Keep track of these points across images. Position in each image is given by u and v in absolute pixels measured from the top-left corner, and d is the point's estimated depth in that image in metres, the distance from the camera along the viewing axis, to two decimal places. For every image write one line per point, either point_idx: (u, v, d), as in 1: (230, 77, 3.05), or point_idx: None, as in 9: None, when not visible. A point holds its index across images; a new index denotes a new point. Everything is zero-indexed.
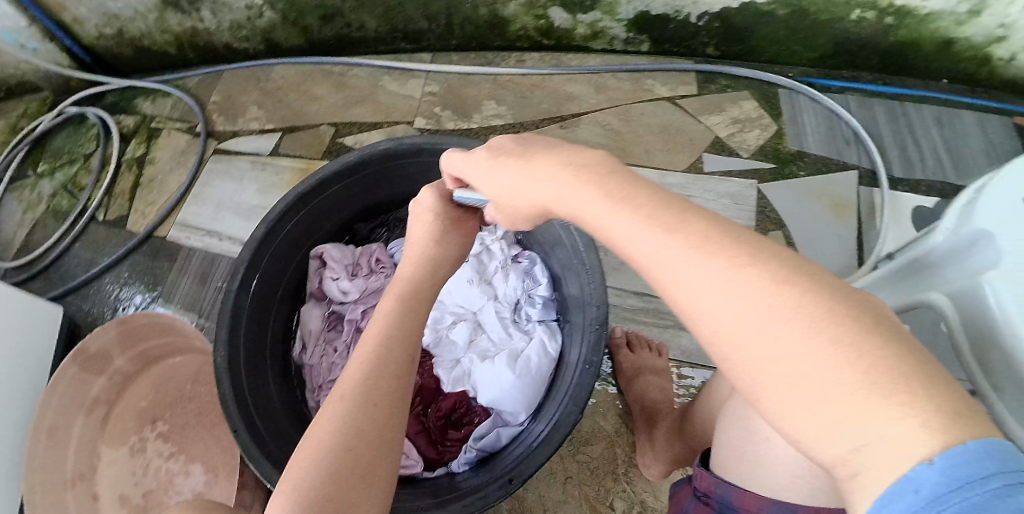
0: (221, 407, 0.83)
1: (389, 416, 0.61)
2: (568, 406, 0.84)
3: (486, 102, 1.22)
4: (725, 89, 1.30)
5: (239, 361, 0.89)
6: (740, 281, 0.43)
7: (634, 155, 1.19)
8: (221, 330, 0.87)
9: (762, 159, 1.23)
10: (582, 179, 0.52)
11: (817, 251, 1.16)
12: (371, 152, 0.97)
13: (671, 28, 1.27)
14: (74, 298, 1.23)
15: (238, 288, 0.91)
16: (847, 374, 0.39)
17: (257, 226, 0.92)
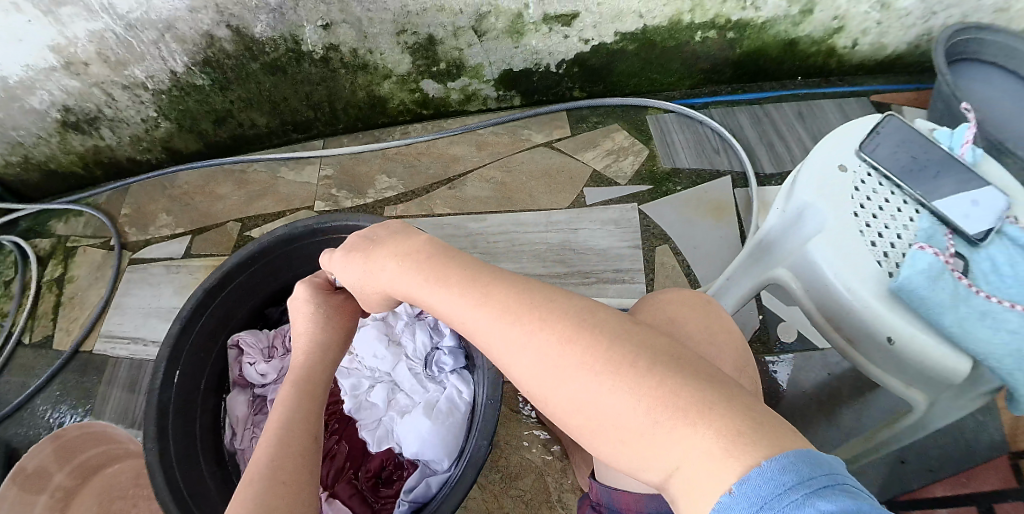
0: (156, 501, 0.88)
1: (295, 493, 0.67)
2: (478, 442, 0.94)
3: (379, 177, 1.32)
4: (596, 126, 1.44)
5: (170, 454, 0.94)
6: (560, 353, 0.57)
7: (516, 201, 1.29)
8: (147, 428, 0.93)
9: (639, 183, 1.37)
10: (421, 271, 0.66)
11: (702, 257, 1.29)
12: (269, 241, 1.07)
13: (535, 81, 1.41)
14: (10, 423, 1.25)
15: (161, 387, 0.96)
16: (644, 414, 0.53)
17: (170, 325, 0.99)
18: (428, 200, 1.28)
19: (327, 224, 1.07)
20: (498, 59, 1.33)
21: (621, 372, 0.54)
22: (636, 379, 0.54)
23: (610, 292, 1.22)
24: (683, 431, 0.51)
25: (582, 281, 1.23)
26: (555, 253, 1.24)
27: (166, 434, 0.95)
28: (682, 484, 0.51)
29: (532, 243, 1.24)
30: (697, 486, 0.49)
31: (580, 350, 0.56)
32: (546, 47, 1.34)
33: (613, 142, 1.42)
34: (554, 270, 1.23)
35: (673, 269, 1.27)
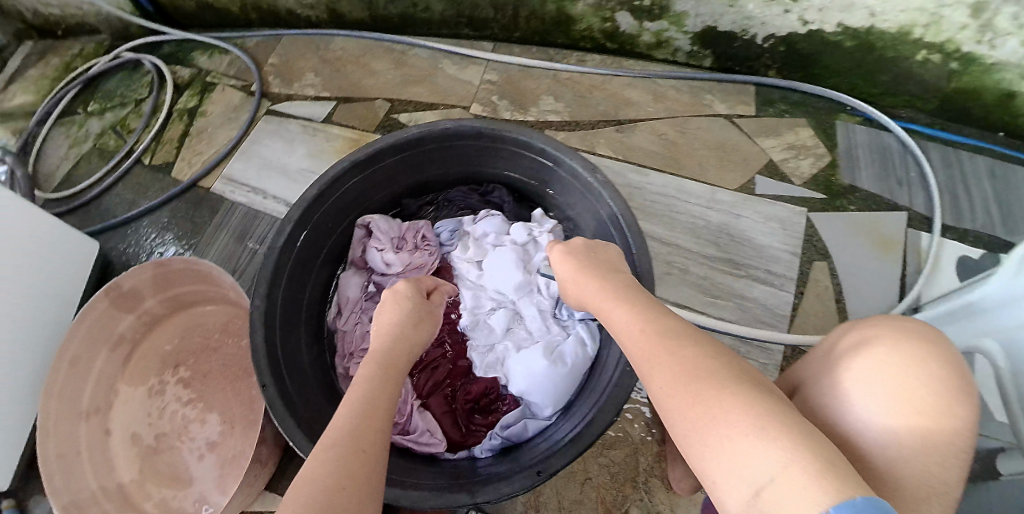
0: (253, 357, 0.84)
1: (371, 435, 0.63)
2: (604, 404, 0.81)
3: (544, 97, 1.25)
4: (783, 114, 1.28)
5: (275, 317, 0.90)
6: (680, 352, 0.58)
7: (686, 167, 1.18)
8: (260, 283, 0.88)
9: (814, 189, 1.21)
10: (601, 283, 0.74)
11: (858, 287, 1.12)
12: (430, 129, 0.96)
13: (735, 46, 1.27)
14: (112, 235, 1.24)
15: (283, 246, 0.91)
16: (748, 430, 0.51)
17: (309, 186, 0.93)
18: (593, 135, 1.21)
19: (497, 128, 0.95)
20: (706, 14, 1.19)
21: (726, 391, 0.54)
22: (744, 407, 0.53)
23: (754, 292, 1.10)
24: (779, 450, 0.49)
25: (731, 271, 1.11)
26: (711, 234, 1.13)
27: (276, 295, 0.90)
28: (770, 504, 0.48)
29: (691, 215, 1.14)
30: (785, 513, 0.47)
31: (693, 366, 0.57)
32: (761, 16, 1.18)
33: (796, 136, 1.26)
34: (705, 249, 1.12)
35: (825, 288, 1.12)
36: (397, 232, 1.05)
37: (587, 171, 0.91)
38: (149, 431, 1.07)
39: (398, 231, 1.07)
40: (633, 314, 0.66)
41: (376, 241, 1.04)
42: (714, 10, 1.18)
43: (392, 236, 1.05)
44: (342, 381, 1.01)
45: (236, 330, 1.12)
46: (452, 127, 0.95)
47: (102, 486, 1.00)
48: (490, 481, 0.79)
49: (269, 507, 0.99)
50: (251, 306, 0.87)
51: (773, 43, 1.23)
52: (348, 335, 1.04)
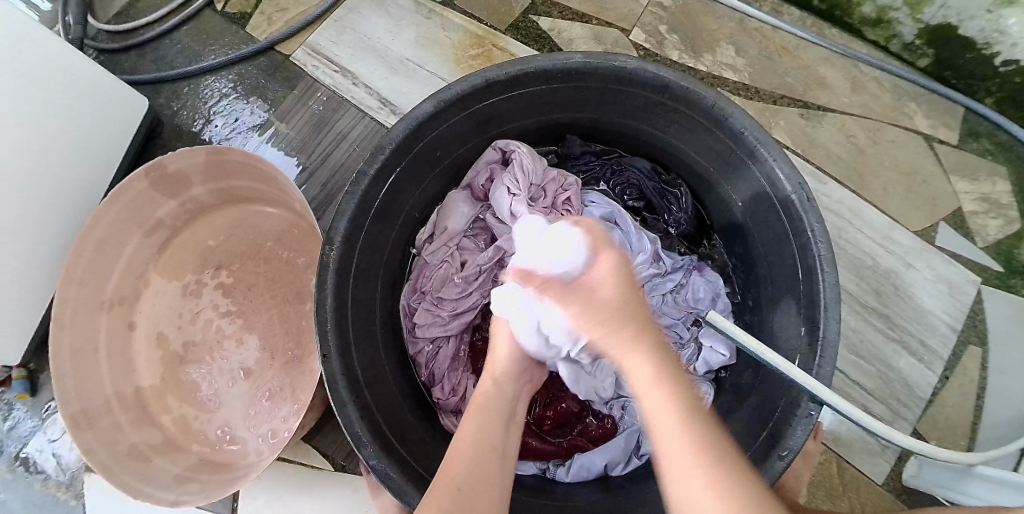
0: (316, 311, 0.67)
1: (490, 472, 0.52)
2: None
3: (722, 44, 1.00)
4: (986, 155, 0.96)
5: (350, 263, 0.72)
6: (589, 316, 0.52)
7: (868, 189, 0.96)
8: (341, 219, 0.69)
9: (994, 257, 0.94)
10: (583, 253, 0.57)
11: (1006, 390, 0.89)
12: (599, 63, 0.72)
13: (966, 57, 0.94)
14: (165, 90, 1.06)
15: (375, 176, 0.71)
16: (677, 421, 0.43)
17: (426, 102, 0.71)
18: (773, 113, 0.98)
19: (688, 86, 0.71)
20: (956, 8, 0.88)
21: (701, 453, 0.42)
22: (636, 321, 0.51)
23: (900, 363, 0.90)
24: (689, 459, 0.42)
25: (881, 328, 0.91)
26: (875, 278, 0.93)
27: (357, 235, 0.72)
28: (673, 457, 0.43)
29: (858, 249, 0.94)
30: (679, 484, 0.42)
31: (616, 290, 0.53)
32: (1018, 34, 0.86)
33: (992, 188, 0.95)
34: (862, 294, 0.92)
35: (971, 379, 0.89)
36: (538, 178, 0.85)
37: (793, 183, 0.69)
38: (177, 336, 0.93)
39: (539, 177, 0.86)
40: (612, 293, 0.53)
41: (511, 178, 0.83)
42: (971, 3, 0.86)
43: (532, 182, 0.84)
44: (404, 321, 0.84)
45: (292, 244, 0.93)
46: (631, 67, 0.71)
47: (118, 392, 0.89)
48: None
49: (302, 460, 0.87)
50: (325, 245, 0.69)
51: (1014, 70, 0.90)
52: (430, 267, 0.85)
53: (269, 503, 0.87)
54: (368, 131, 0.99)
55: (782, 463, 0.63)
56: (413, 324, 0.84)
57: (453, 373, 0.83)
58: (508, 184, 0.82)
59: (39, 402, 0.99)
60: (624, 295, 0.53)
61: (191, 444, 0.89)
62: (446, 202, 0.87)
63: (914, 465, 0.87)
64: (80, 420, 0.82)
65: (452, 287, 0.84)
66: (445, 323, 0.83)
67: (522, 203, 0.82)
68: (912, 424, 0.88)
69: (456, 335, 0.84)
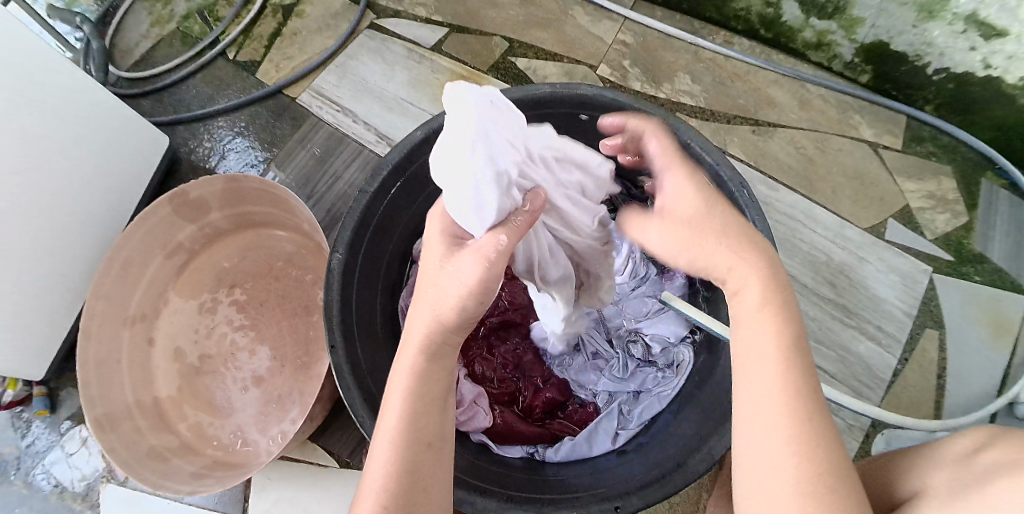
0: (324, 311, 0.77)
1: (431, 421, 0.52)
2: (689, 435, 0.74)
3: (680, 74, 1.12)
4: (930, 156, 1.06)
5: (354, 270, 0.81)
6: (740, 274, 0.52)
7: (821, 193, 1.05)
8: (345, 230, 0.79)
9: (942, 247, 1.02)
10: (741, 254, 0.52)
11: (963, 369, 0.95)
12: (562, 92, 0.83)
13: (901, 70, 1.05)
14: (183, 131, 1.17)
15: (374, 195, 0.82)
16: (779, 425, 0.45)
17: (416, 130, 0.82)
18: (726, 131, 1.08)
19: (638, 107, 0.82)
20: (884, 27, 0.99)
21: (798, 431, 0.44)
22: (769, 285, 0.51)
23: (863, 349, 0.97)
24: (776, 440, 0.45)
25: (842, 317, 0.98)
26: (830, 271, 1.01)
27: (359, 245, 0.82)
28: (747, 450, 0.46)
29: (815, 247, 1.02)
30: (757, 467, 0.45)
31: (735, 249, 0.53)
32: (942, 44, 0.97)
33: (937, 186, 1.04)
34: (821, 288, 1.00)
35: (930, 360, 0.96)
36: None
37: (734, 183, 0.78)
38: (193, 349, 1.01)
39: None
40: (730, 236, 0.54)
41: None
42: (897, 21, 0.98)
43: None
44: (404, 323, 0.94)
45: (302, 262, 1.03)
46: (589, 93, 0.82)
47: (137, 400, 0.96)
48: (537, 503, 0.70)
49: (308, 458, 0.94)
50: (332, 250, 0.79)
51: (944, 78, 1.01)
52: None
53: (278, 501, 0.93)
54: (367, 161, 1.10)
55: None
56: None
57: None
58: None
59: (57, 419, 1.06)
60: (687, 239, 0.55)
61: (205, 448, 0.95)
62: None
63: (881, 441, 0.93)
64: (103, 424, 0.89)
65: None
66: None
67: None
68: (878, 405, 0.94)
69: None
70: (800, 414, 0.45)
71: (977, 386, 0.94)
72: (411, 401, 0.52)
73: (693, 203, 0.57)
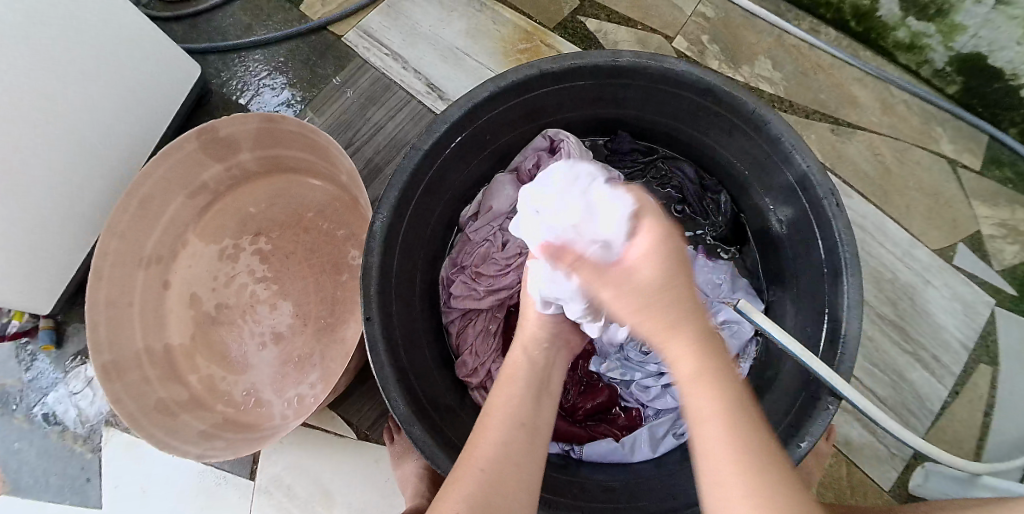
0: (362, 279, 0.69)
1: (529, 429, 0.53)
2: None
3: (761, 57, 1.04)
4: (1009, 183, 0.99)
5: (397, 234, 0.74)
6: (640, 263, 0.46)
7: (891, 205, 0.99)
8: (391, 190, 0.71)
9: (1008, 281, 0.96)
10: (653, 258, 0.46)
11: (1012, 408, 0.91)
12: (649, 64, 0.75)
13: (993, 88, 0.97)
14: (215, 60, 1.08)
15: (427, 152, 0.73)
16: (712, 428, 0.44)
17: (485, 85, 0.73)
18: (805, 126, 1.02)
19: (731, 91, 0.74)
20: (987, 39, 0.91)
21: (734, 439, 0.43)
22: (674, 264, 0.46)
23: (913, 374, 0.93)
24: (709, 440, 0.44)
25: (898, 339, 0.94)
26: (893, 291, 0.96)
27: (405, 209, 0.74)
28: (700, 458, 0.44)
29: (879, 263, 0.97)
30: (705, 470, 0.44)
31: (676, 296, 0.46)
32: None
33: (1011, 215, 0.98)
34: (879, 307, 0.95)
35: (979, 396, 0.92)
36: (585, 167, 0.86)
37: (824, 188, 0.72)
38: (210, 297, 0.96)
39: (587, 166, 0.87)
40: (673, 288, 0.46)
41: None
42: (1001, 35, 0.90)
43: None
44: (441, 291, 0.88)
45: (334, 216, 0.96)
46: (678, 70, 0.74)
47: (149, 347, 0.90)
48: (577, 511, 0.67)
49: (327, 426, 0.89)
50: (375, 212, 0.71)
51: None
52: (472, 243, 0.88)
53: (289, 466, 0.89)
54: (414, 113, 1.02)
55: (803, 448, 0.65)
56: (449, 295, 0.87)
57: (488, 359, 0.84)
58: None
59: (63, 355, 1.00)
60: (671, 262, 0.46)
61: (217, 403, 0.91)
62: (492, 183, 0.89)
63: (919, 475, 0.88)
64: (110, 372, 0.83)
65: (490, 265, 0.85)
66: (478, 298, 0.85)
67: None
68: (921, 435, 0.91)
69: (489, 312, 0.85)
70: (733, 416, 0.44)
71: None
72: (507, 420, 0.53)
73: (648, 274, 0.45)
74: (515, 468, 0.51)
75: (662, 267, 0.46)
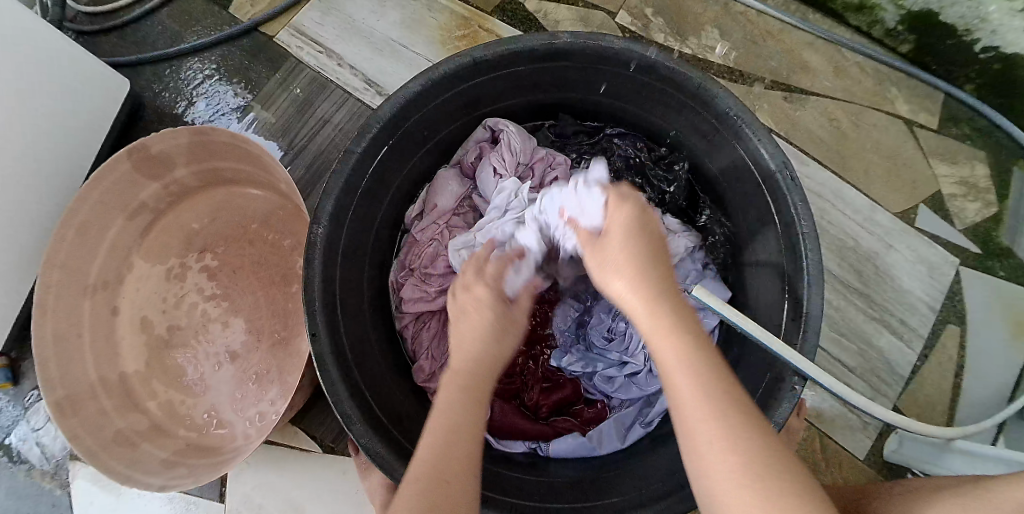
0: (303, 294, 0.67)
1: (463, 446, 0.49)
2: None
3: (708, 28, 1.02)
4: (966, 139, 0.98)
5: (338, 243, 0.71)
6: (654, 311, 0.47)
7: (849, 171, 0.97)
8: (327, 199, 0.68)
9: (970, 239, 0.95)
10: (658, 325, 0.47)
11: (981, 368, 0.91)
12: (586, 43, 0.71)
13: (946, 44, 0.95)
14: (145, 70, 1.04)
15: (362, 155, 0.70)
16: (706, 425, 0.43)
17: (417, 80, 0.70)
18: (757, 96, 0.99)
19: (674, 66, 0.71)
20: None
21: (724, 434, 0.43)
22: (645, 244, 0.51)
23: (881, 341, 0.92)
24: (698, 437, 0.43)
25: (863, 307, 0.93)
26: (856, 258, 0.95)
27: (343, 216, 0.71)
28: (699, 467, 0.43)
29: (840, 231, 0.95)
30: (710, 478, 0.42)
31: (676, 343, 0.46)
32: (997, 21, 0.88)
33: (969, 172, 0.97)
34: (844, 275, 0.94)
35: (948, 358, 0.92)
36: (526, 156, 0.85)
37: (776, 161, 0.70)
38: (161, 319, 0.92)
39: (527, 155, 0.86)
40: (665, 314, 0.47)
41: (498, 158, 0.84)
42: None
43: (518, 160, 0.85)
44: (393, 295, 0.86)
45: (278, 226, 0.93)
46: (618, 48, 0.71)
47: (102, 378, 0.87)
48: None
49: (290, 442, 0.87)
50: (312, 224, 0.68)
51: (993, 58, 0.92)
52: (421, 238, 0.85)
53: (255, 486, 0.87)
54: (354, 111, 0.99)
55: (769, 434, 0.64)
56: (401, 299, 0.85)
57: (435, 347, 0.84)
58: (495, 164, 0.84)
59: (22, 392, 0.97)
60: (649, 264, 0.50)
61: (176, 428, 0.88)
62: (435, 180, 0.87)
63: (894, 441, 0.88)
64: (64, 408, 0.81)
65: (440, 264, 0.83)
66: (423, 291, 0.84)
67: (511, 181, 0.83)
68: (892, 401, 0.90)
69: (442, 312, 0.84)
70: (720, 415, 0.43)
71: (994, 388, 0.90)
72: (443, 435, 0.49)
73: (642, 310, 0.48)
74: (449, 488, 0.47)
75: (653, 305, 0.48)
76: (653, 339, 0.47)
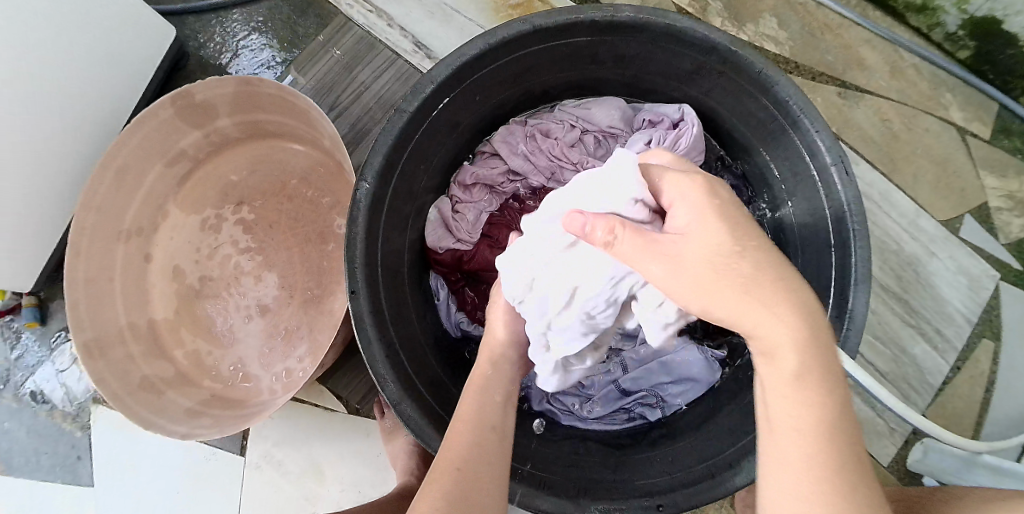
0: (346, 251, 0.66)
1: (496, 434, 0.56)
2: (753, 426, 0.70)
3: (765, 16, 1.00)
4: (1018, 152, 0.96)
5: (383, 199, 0.70)
6: (754, 291, 0.41)
7: (897, 173, 0.96)
8: (376, 155, 0.67)
9: (1015, 255, 0.94)
10: (736, 256, 0.43)
11: (1015, 385, 0.90)
12: (649, 19, 0.70)
13: (1007, 52, 0.93)
14: (193, 18, 1.03)
15: (415, 112, 0.69)
16: (798, 440, 0.40)
17: (474, 42, 0.68)
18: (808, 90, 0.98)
19: (736, 50, 0.69)
20: (1003, 2, 0.87)
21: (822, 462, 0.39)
22: (767, 270, 0.42)
23: (915, 348, 0.92)
24: (785, 451, 0.40)
25: (901, 313, 0.93)
26: (898, 262, 0.94)
27: (390, 175, 0.70)
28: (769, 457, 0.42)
29: (884, 233, 0.95)
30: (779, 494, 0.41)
31: (794, 345, 0.41)
32: None
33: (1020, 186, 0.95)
34: (884, 279, 0.94)
35: (981, 372, 0.91)
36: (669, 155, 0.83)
37: (833, 155, 0.68)
38: (194, 270, 0.92)
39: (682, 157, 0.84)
40: (757, 283, 0.42)
41: (659, 137, 0.83)
42: None
43: (671, 155, 0.83)
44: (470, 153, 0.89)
45: (319, 184, 0.92)
46: (682, 27, 0.69)
47: (131, 323, 0.87)
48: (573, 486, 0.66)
49: (315, 400, 0.87)
50: (359, 179, 0.67)
51: None
52: (551, 132, 0.87)
53: (278, 443, 0.88)
54: (401, 73, 0.98)
55: None
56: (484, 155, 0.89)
57: (469, 202, 0.87)
58: (652, 138, 0.83)
59: (48, 332, 0.97)
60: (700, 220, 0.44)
61: (203, 379, 0.88)
62: (602, 101, 0.89)
63: (919, 451, 0.87)
64: (92, 349, 0.80)
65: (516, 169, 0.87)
66: (508, 165, 0.87)
67: (642, 158, 0.82)
68: (921, 409, 0.90)
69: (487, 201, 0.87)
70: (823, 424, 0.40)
71: None
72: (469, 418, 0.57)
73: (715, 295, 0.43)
74: (488, 453, 0.54)
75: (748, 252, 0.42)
76: (727, 284, 0.43)
